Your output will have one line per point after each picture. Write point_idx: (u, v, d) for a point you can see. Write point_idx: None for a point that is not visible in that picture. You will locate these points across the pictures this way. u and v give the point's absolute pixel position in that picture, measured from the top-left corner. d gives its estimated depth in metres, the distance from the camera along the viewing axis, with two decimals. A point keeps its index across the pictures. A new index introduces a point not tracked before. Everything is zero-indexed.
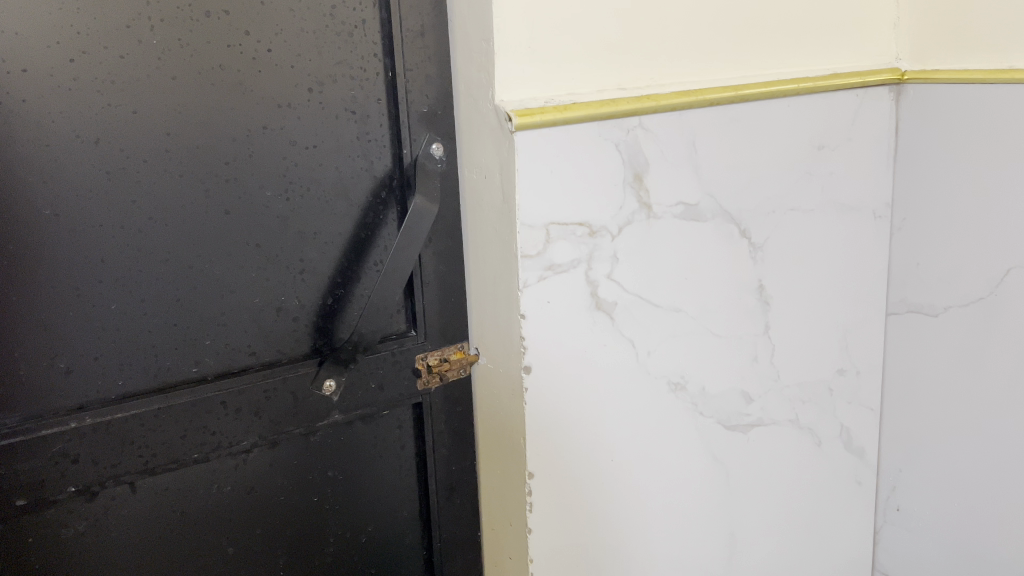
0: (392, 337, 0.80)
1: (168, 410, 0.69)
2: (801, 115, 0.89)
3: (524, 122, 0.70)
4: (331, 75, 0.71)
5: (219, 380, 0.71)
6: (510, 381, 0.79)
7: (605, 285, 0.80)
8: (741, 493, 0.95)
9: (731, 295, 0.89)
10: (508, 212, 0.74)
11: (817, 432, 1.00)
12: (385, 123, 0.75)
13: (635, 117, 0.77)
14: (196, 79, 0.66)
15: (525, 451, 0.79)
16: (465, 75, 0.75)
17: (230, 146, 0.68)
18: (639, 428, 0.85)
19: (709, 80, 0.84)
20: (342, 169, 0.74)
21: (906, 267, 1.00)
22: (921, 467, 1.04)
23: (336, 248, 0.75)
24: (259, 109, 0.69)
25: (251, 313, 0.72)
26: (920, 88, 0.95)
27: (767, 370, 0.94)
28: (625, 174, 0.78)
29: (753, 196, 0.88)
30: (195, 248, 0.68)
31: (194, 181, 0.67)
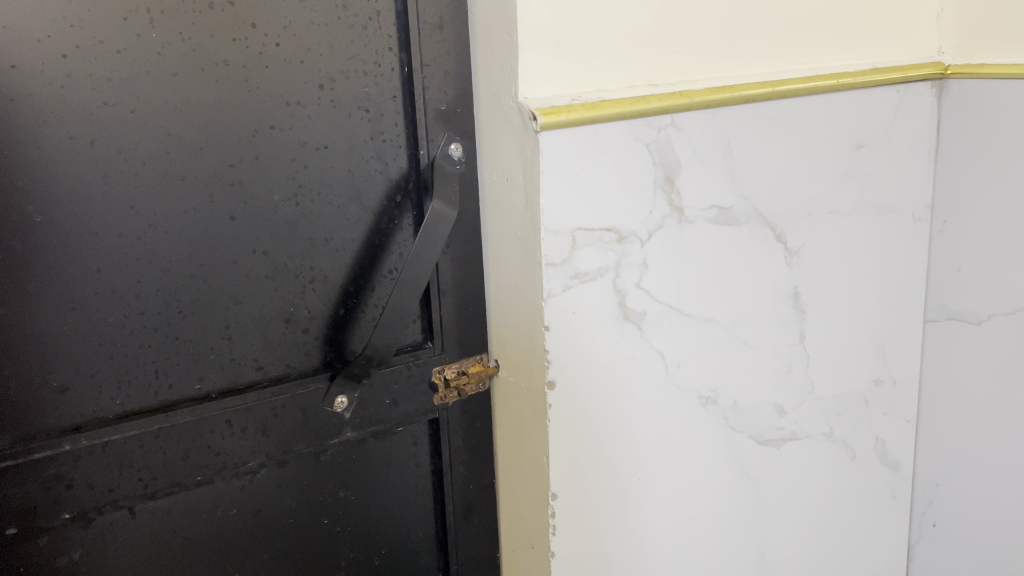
0: (408, 349, 0.75)
1: (169, 430, 0.65)
2: (839, 113, 0.84)
3: (550, 122, 0.65)
4: (343, 71, 0.67)
5: (224, 397, 0.67)
6: (533, 396, 0.74)
7: (633, 294, 0.75)
8: (772, 509, 0.90)
9: (764, 304, 0.84)
10: (531, 217, 0.69)
11: (851, 445, 0.95)
12: (401, 122, 0.71)
13: (667, 116, 0.72)
14: (199, 75, 0.61)
15: (549, 470, 0.74)
16: (485, 70, 0.70)
17: (235, 147, 0.64)
18: (667, 444, 0.81)
19: (743, 76, 0.79)
20: (354, 172, 0.69)
21: (946, 272, 0.95)
22: (959, 482, 0.99)
23: (348, 255, 0.70)
24: (267, 108, 0.64)
25: (258, 325, 0.67)
26: (964, 83, 0.89)
27: (802, 381, 0.89)
28: (656, 175, 0.74)
29: (789, 198, 0.83)
30: (198, 257, 0.64)
31: (197, 186, 0.63)
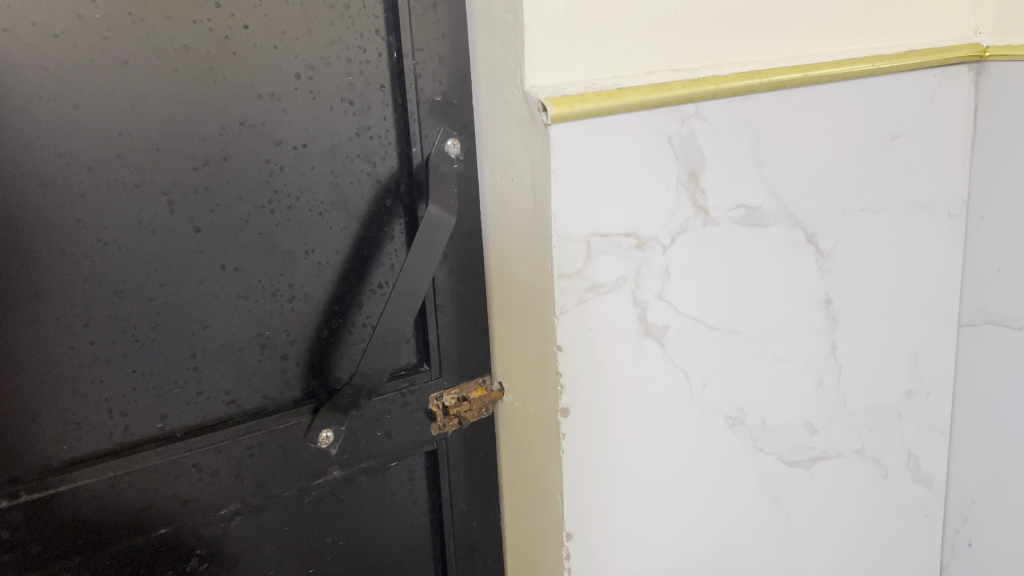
0: (401, 374, 0.67)
1: (128, 478, 0.56)
2: (874, 100, 0.76)
3: (561, 114, 0.56)
4: (324, 58, 0.58)
5: (191, 437, 0.58)
6: (544, 424, 0.66)
7: (654, 306, 0.66)
8: (802, 536, 0.83)
9: (794, 313, 0.76)
10: (541, 223, 0.60)
11: (883, 463, 0.88)
12: (390, 116, 0.62)
13: (691, 105, 0.64)
14: (154, 64, 0.52)
15: (563, 508, 0.66)
16: (486, 55, 0.62)
17: (199, 147, 0.54)
18: (691, 471, 0.73)
19: (771, 60, 0.70)
20: (338, 174, 0.60)
21: (983, 273, 0.87)
22: (997, 498, 0.91)
23: (332, 268, 0.62)
24: (235, 101, 0.55)
25: (229, 352, 0.59)
26: (1005, 67, 0.81)
27: (833, 396, 0.82)
28: (680, 173, 0.65)
29: (820, 195, 0.75)
30: (157, 276, 0.55)
31: (155, 194, 0.54)
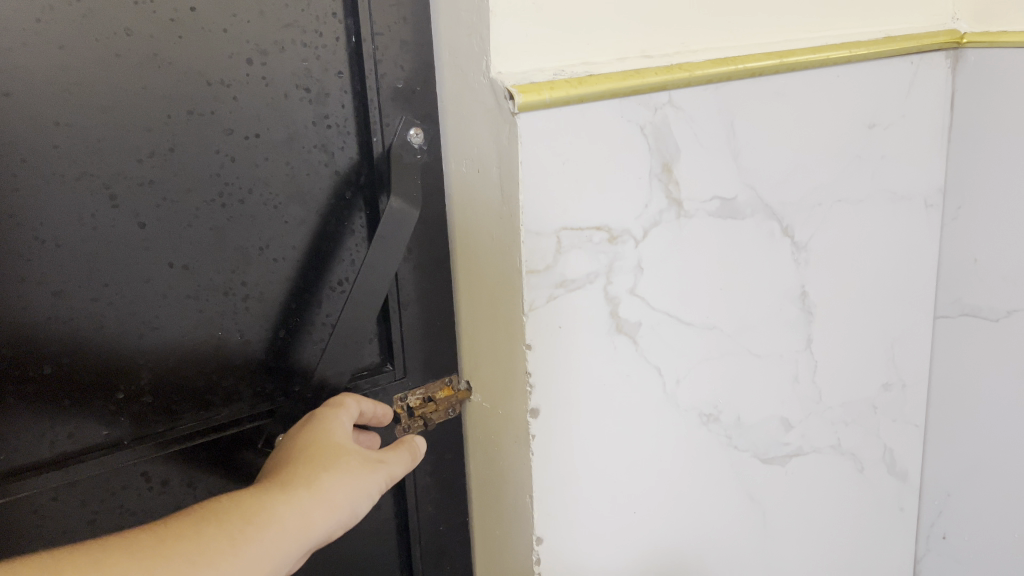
0: (364, 374, 0.64)
1: (70, 489, 0.53)
2: (852, 88, 0.74)
3: (529, 101, 0.54)
4: (278, 42, 0.54)
5: (139, 444, 0.55)
6: (513, 425, 0.63)
7: (627, 302, 0.64)
8: (778, 534, 0.81)
9: (770, 307, 0.74)
10: (508, 216, 0.58)
11: (859, 457, 0.87)
12: (350, 104, 0.59)
13: (664, 93, 0.61)
14: (92, 48, 0.48)
15: (532, 511, 0.63)
16: (450, 39, 0.59)
17: (144, 137, 0.51)
18: (665, 470, 0.71)
19: (747, 46, 0.68)
20: (294, 165, 0.57)
21: (960, 263, 0.86)
22: (973, 491, 0.91)
23: (289, 265, 0.59)
24: (182, 88, 0.52)
25: (179, 354, 0.56)
26: (983, 53, 0.79)
27: (809, 391, 0.80)
28: (653, 164, 0.63)
29: (797, 186, 0.73)
30: (100, 275, 0.51)
31: (96, 187, 0.50)
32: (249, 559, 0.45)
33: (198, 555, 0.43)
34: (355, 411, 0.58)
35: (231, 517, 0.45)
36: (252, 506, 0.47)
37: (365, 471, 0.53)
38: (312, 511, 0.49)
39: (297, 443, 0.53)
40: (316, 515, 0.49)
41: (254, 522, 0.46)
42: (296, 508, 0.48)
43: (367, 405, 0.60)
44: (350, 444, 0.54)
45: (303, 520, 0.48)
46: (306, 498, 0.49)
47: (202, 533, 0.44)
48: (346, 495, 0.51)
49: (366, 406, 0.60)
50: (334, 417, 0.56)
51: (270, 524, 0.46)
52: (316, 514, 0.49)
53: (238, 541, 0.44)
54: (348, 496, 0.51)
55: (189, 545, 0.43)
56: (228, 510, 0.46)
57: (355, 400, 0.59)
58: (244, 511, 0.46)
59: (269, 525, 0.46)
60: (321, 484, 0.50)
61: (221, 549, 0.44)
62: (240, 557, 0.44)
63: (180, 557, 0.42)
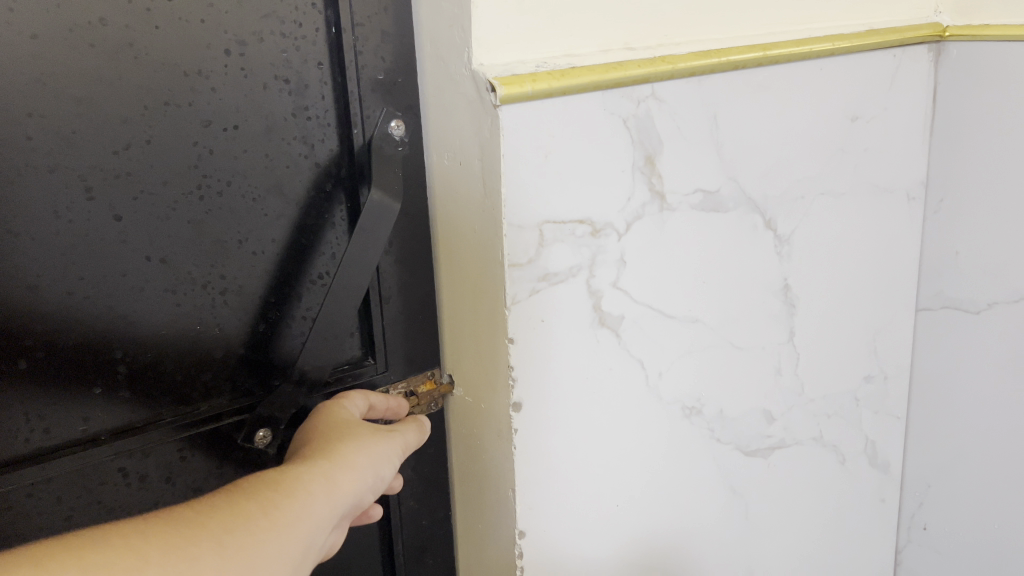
0: (345, 368, 0.64)
1: (46, 485, 0.52)
2: (834, 81, 0.74)
3: (511, 93, 0.53)
4: (256, 32, 0.53)
5: (116, 440, 0.55)
6: (496, 419, 0.63)
7: (610, 295, 0.64)
8: (760, 526, 0.82)
9: (753, 300, 0.74)
10: (490, 209, 0.57)
11: (841, 449, 0.87)
12: (329, 96, 0.58)
13: (647, 85, 0.61)
14: (66, 38, 0.47)
15: (515, 505, 0.63)
16: (432, 30, 0.58)
17: (119, 129, 0.50)
18: (647, 463, 0.71)
19: (730, 38, 0.67)
20: (274, 157, 0.56)
21: (941, 256, 0.86)
22: (953, 482, 0.91)
23: (268, 258, 0.58)
24: (159, 79, 0.51)
25: (157, 348, 0.55)
26: (965, 47, 0.79)
27: (792, 383, 0.80)
28: (636, 157, 0.62)
29: (780, 179, 0.73)
30: (75, 269, 0.51)
31: (71, 179, 0.49)
32: (287, 520, 0.44)
33: (237, 521, 0.42)
34: (364, 403, 0.60)
35: (264, 486, 0.46)
36: (276, 476, 0.47)
37: (375, 443, 0.54)
38: (337, 476, 0.50)
39: (304, 437, 0.55)
40: (338, 478, 0.50)
41: (282, 487, 0.46)
42: (319, 473, 0.49)
43: (377, 398, 0.62)
44: (355, 426, 0.56)
45: (328, 483, 0.49)
46: (330, 465, 0.50)
47: (235, 503, 0.43)
48: (362, 461, 0.52)
49: (376, 398, 0.62)
50: (337, 404, 0.58)
51: (299, 489, 0.47)
52: (340, 477, 0.50)
53: (272, 505, 0.44)
54: (364, 462, 0.52)
55: (225, 514, 0.42)
56: (254, 483, 0.46)
57: (363, 395, 0.61)
58: (269, 480, 0.46)
59: (298, 489, 0.47)
60: (336, 454, 0.51)
61: (259, 513, 0.44)
62: (278, 518, 0.44)
63: (221, 523, 0.42)
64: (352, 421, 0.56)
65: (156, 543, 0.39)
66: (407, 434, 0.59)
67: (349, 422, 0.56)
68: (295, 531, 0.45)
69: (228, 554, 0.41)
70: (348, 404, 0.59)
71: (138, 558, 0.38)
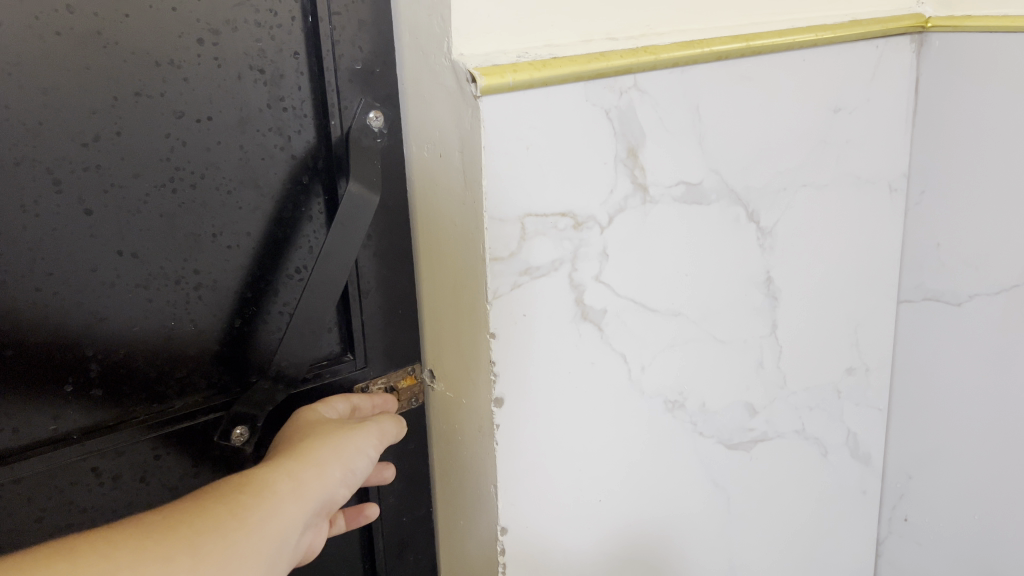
0: (323, 364, 0.63)
1: (15, 485, 0.51)
2: (817, 71, 0.73)
3: (492, 85, 0.52)
4: (229, 21, 0.52)
5: (88, 439, 0.53)
6: (477, 414, 0.62)
7: (592, 289, 0.63)
8: (743, 519, 0.82)
9: (736, 293, 0.74)
10: (471, 203, 0.56)
11: (823, 442, 0.87)
12: (306, 86, 0.57)
13: (630, 76, 0.60)
14: (30, 27, 0.46)
15: (497, 501, 0.62)
16: (411, 19, 0.57)
17: (88, 120, 0.49)
18: (630, 457, 0.70)
19: (712, 29, 0.67)
20: (248, 149, 0.55)
21: (923, 248, 0.86)
22: (934, 473, 0.92)
23: (243, 252, 0.57)
24: (128, 68, 0.49)
25: (129, 344, 0.54)
26: (947, 38, 0.79)
27: (774, 376, 0.80)
28: (618, 148, 0.62)
29: (762, 171, 0.73)
30: (43, 264, 0.49)
31: (38, 172, 0.48)
32: (254, 521, 0.45)
33: (205, 524, 0.43)
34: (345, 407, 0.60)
35: (231, 489, 0.46)
36: (243, 479, 0.47)
37: (347, 436, 0.54)
38: (305, 474, 0.50)
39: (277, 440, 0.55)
40: (308, 475, 0.50)
41: (249, 489, 0.47)
42: (286, 472, 0.49)
43: (362, 399, 0.62)
44: (327, 424, 0.55)
45: (295, 482, 0.49)
46: (300, 464, 0.50)
47: (203, 507, 0.44)
48: (331, 456, 0.52)
49: (359, 400, 0.61)
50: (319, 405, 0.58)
51: (266, 490, 0.47)
52: (309, 476, 0.50)
53: (239, 507, 0.45)
54: (334, 458, 0.52)
55: (195, 517, 0.43)
56: (221, 487, 0.46)
57: (345, 398, 0.60)
58: (236, 484, 0.47)
59: (265, 490, 0.47)
60: (304, 452, 0.51)
61: (225, 515, 0.44)
62: (246, 519, 0.45)
63: (190, 527, 0.42)
64: (325, 419, 0.56)
65: (124, 549, 0.40)
66: (387, 424, 0.58)
67: (322, 420, 0.56)
68: (264, 531, 0.45)
69: (197, 556, 0.42)
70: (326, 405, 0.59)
71: (106, 566, 0.39)
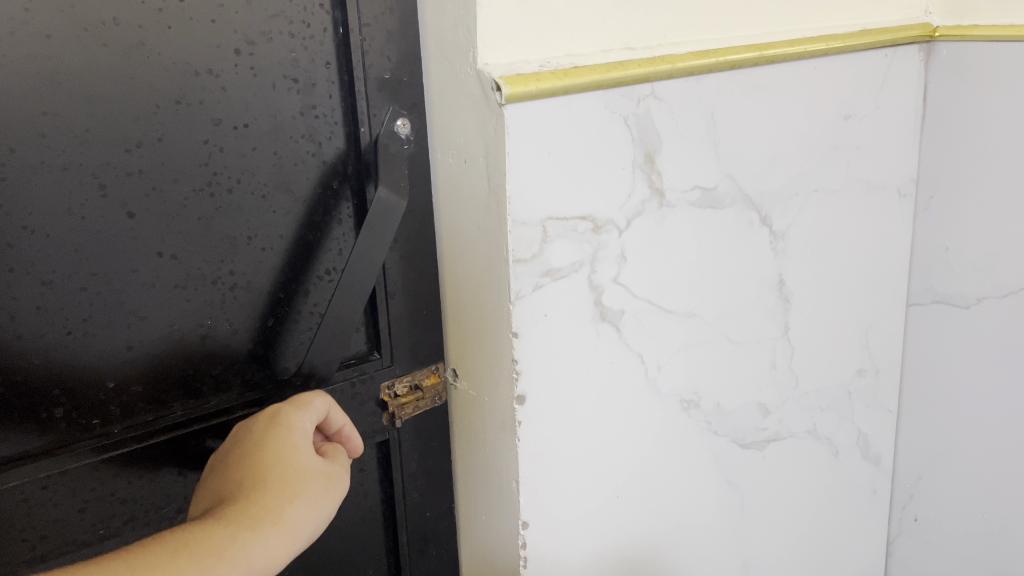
0: (351, 362, 0.65)
1: (60, 477, 0.53)
2: (828, 79, 0.75)
3: (516, 92, 0.54)
4: (265, 32, 0.54)
5: (129, 434, 0.56)
6: (500, 412, 0.64)
7: (611, 290, 0.65)
8: (756, 517, 0.83)
9: (751, 295, 0.76)
10: (495, 207, 0.58)
11: (834, 442, 0.89)
12: (336, 95, 0.59)
13: (647, 84, 0.62)
14: (80, 38, 0.48)
15: (518, 496, 0.64)
16: (437, 31, 0.59)
17: (132, 127, 0.51)
18: (647, 455, 0.72)
19: (727, 39, 0.69)
20: (281, 155, 0.57)
21: (932, 252, 0.88)
22: (943, 474, 0.93)
23: (276, 254, 0.59)
24: (169, 77, 0.52)
25: (166, 343, 0.56)
26: (955, 47, 0.81)
27: (787, 377, 0.82)
28: (636, 154, 0.64)
29: (774, 176, 0.74)
30: (88, 265, 0.51)
31: (85, 177, 0.50)
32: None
33: None
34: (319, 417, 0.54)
35: (207, 550, 0.43)
36: (218, 541, 0.43)
37: (323, 497, 0.50)
38: (279, 545, 0.46)
39: (249, 461, 0.49)
40: (280, 549, 0.46)
41: (223, 555, 0.43)
42: (262, 544, 0.45)
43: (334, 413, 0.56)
44: (308, 460, 0.50)
45: (268, 555, 0.45)
46: (276, 532, 0.46)
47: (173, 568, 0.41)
48: (307, 522, 0.48)
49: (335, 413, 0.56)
50: (300, 421, 0.52)
51: (239, 558, 0.44)
52: (281, 545, 0.46)
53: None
54: (307, 525, 0.48)
55: None
56: (195, 544, 0.42)
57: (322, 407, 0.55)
58: (209, 546, 0.43)
59: (237, 559, 0.44)
60: (282, 517, 0.47)
61: None
62: None
63: None
64: (307, 452, 0.51)
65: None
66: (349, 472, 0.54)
67: (304, 451, 0.50)
68: None
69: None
70: (306, 415, 0.53)
71: None
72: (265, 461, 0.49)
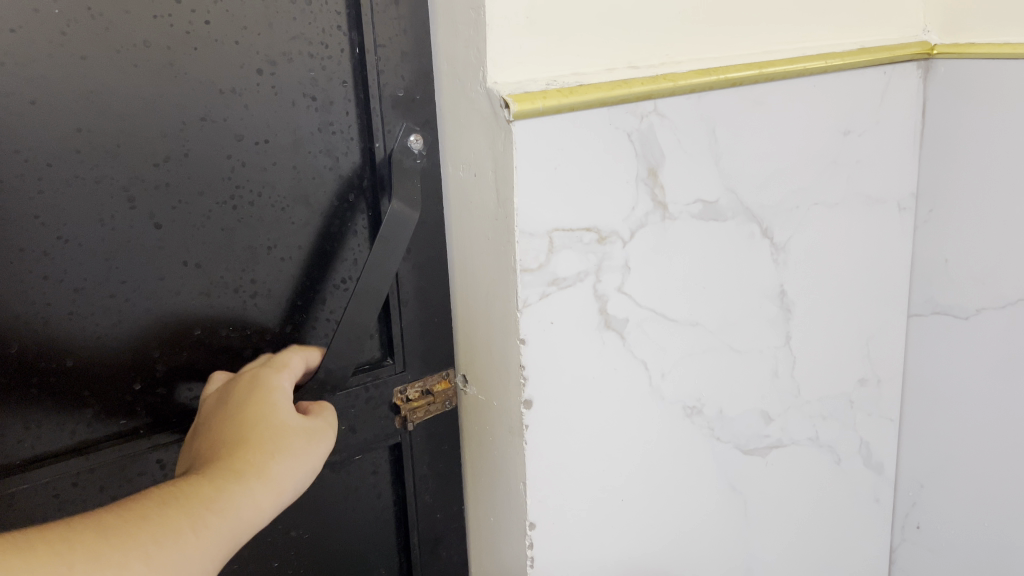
0: (366, 367, 0.68)
1: (90, 474, 0.56)
2: (828, 96, 0.78)
3: (524, 109, 0.57)
4: (285, 53, 0.57)
5: (155, 434, 0.58)
6: (508, 416, 0.66)
7: (615, 299, 0.68)
8: (759, 522, 0.85)
9: (752, 306, 0.78)
10: (503, 218, 0.61)
11: (837, 450, 0.91)
12: (353, 112, 0.62)
13: (650, 101, 0.65)
14: (113, 60, 0.51)
15: (525, 497, 0.66)
16: (448, 51, 0.62)
17: (160, 143, 0.54)
18: (651, 459, 0.74)
19: (729, 57, 0.71)
20: (300, 169, 0.60)
21: (932, 264, 0.90)
22: (945, 482, 0.95)
23: (295, 263, 0.62)
24: (196, 96, 0.55)
25: (189, 347, 0.59)
26: (952, 65, 0.83)
27: (789, 385, 0.84)
28: (639, 168, 0.66)
29: (776, 191, 0.77)
30: (117, 273, 0.54)
31: (115, 190, 0.53)
32: (209, 539, 0.44)
33: (165, 537, 0.42)
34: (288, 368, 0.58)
35: (197, 501, 0.44)
36: (207, 488, 0.46)
37: (304, 453, 0.52)
38: (264, 499, 0.48)
39: (230, 420, 0.51)
40: (268, 500, 0.48)
41: (214, 506, 0.45)
42: (250, 494, 0.47)
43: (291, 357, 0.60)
44: (288, 420, 0.53)
45: (256, 506, 0.47)
46: (261, 487, 0.48)
47: (167, 518, 0.42)
48: (290, 480, 0.50)
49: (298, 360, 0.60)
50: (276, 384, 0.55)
51: (228, 509, 0.45)
52: (267, 498, 0.48)
53: (201, 524, 0.44)
54: (292, 478, 0.50)
55: (157, 526, 0.42)
56: (189, 492, 0.45)
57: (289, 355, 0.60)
58: (202, 491, 0.45)
59: (226, 510, 0.45)
60: (268, 471, 0.49)
61: (187, 529, 0.43)
62: (203, 538, 0.44)
63: (151, 536, 0.41)
64: (285, 411, 0.53)
65: (82, 552, 0.39)
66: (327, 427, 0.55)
67: (285, 411, 0.53)
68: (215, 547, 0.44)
69: (152, 568, 0.41)
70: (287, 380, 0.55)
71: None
72: (247, 420, 0.51)
